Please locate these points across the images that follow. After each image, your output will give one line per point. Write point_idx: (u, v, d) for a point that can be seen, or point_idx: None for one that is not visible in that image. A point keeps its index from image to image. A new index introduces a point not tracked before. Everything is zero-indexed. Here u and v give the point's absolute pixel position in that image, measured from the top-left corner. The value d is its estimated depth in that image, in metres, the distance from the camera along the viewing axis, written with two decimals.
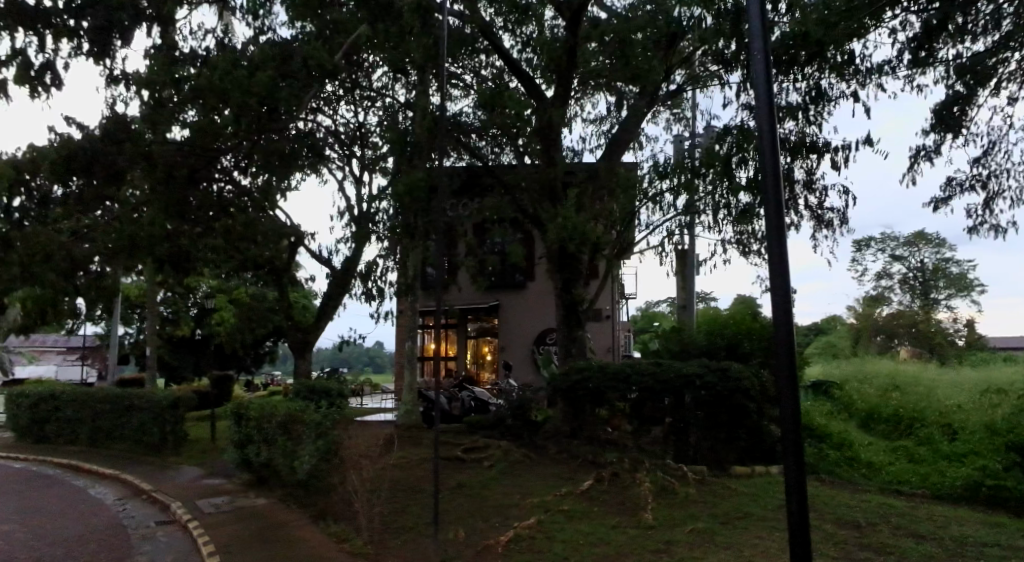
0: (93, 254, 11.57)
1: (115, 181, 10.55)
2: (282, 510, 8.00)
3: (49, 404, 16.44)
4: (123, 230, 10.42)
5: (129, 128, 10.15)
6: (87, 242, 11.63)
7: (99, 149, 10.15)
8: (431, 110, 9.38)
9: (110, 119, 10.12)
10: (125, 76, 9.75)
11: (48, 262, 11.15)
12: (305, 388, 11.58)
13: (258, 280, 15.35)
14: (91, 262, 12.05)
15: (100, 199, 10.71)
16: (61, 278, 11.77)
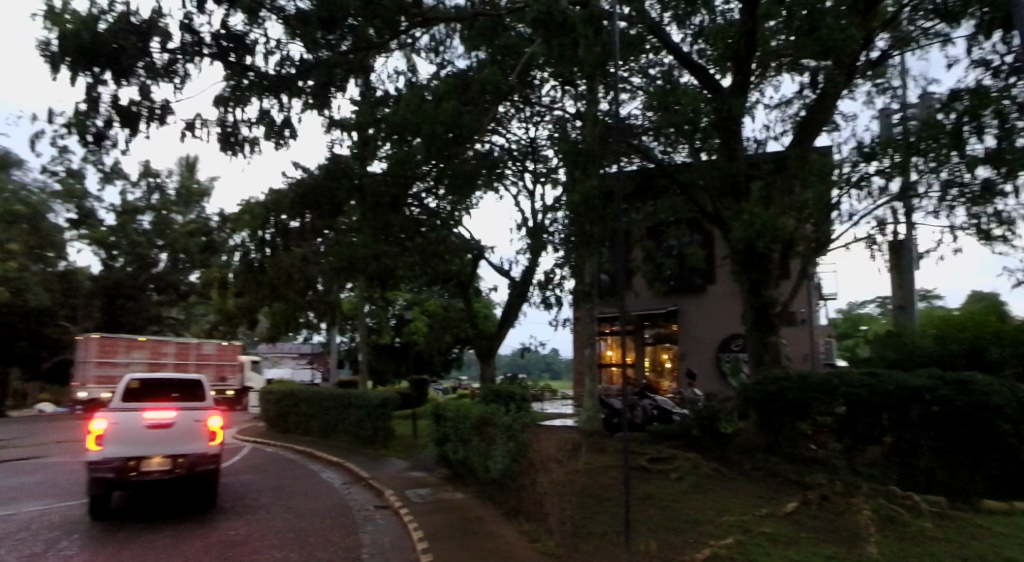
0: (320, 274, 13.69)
1: (335, 211, 12.38)
2: (478, 504, 8.58)
3: (291, 400, 19.77)
4: (342, 253, 12.19)
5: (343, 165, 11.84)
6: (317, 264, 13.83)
7: (322, 186, 12.01)
8: (601, 117, 9.40)
9: (330, 159, 11.91)
10: (339, 122, 11.41)
11: (289, 282, 13.46)
12: (491, 392, 12.32)
13: (447, 292, 16.76)
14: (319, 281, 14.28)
15: (324, 228, 12.65)
16: (298, 295, 14.12)
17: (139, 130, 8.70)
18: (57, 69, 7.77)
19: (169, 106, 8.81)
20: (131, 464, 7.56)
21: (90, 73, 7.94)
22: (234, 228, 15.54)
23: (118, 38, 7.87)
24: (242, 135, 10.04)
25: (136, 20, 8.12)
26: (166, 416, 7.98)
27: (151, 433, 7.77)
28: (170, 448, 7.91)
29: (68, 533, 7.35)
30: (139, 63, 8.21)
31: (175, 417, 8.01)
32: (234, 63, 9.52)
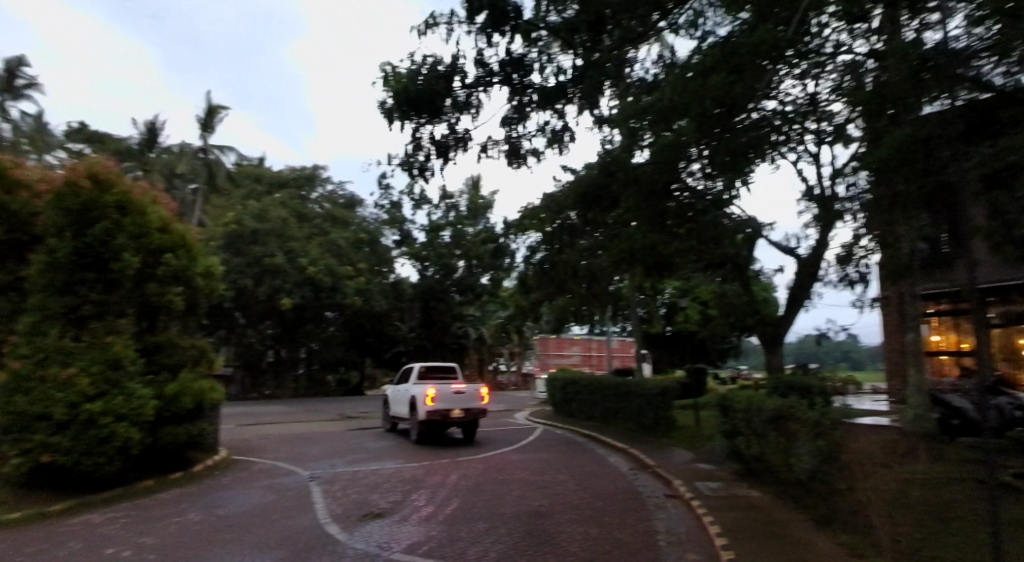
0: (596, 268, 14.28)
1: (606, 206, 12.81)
2: (779, 506, 7.85)
3: (575, 386, 21.17)
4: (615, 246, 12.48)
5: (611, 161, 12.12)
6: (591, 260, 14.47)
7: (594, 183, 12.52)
8: (913, 50, 7.51)
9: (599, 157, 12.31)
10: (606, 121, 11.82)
11: None
12: (782, 383, 11.19)
13: (723, 276, 15.77)
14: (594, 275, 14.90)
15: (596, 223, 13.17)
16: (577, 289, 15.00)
17: (449, 158, 10.36)
18: (394, 120, 9.74)
19: (469, 134, 10.29)
20: (448, 413, 15.06)
21: (414, 119, 9.76)
22: (518, 232, 17.32)
23: (432, 84, 9.49)
24: (525, 147, 11.09)
25: (442, 67, 9.68)
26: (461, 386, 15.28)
27: (456, 395, 15.18)
28: (463, 402, 15.25)
29: (419, 488, 9.21)
30: (447, 101, 9.75)
31: (466, 386, 15.33)
32: (516, 84, 10.56)
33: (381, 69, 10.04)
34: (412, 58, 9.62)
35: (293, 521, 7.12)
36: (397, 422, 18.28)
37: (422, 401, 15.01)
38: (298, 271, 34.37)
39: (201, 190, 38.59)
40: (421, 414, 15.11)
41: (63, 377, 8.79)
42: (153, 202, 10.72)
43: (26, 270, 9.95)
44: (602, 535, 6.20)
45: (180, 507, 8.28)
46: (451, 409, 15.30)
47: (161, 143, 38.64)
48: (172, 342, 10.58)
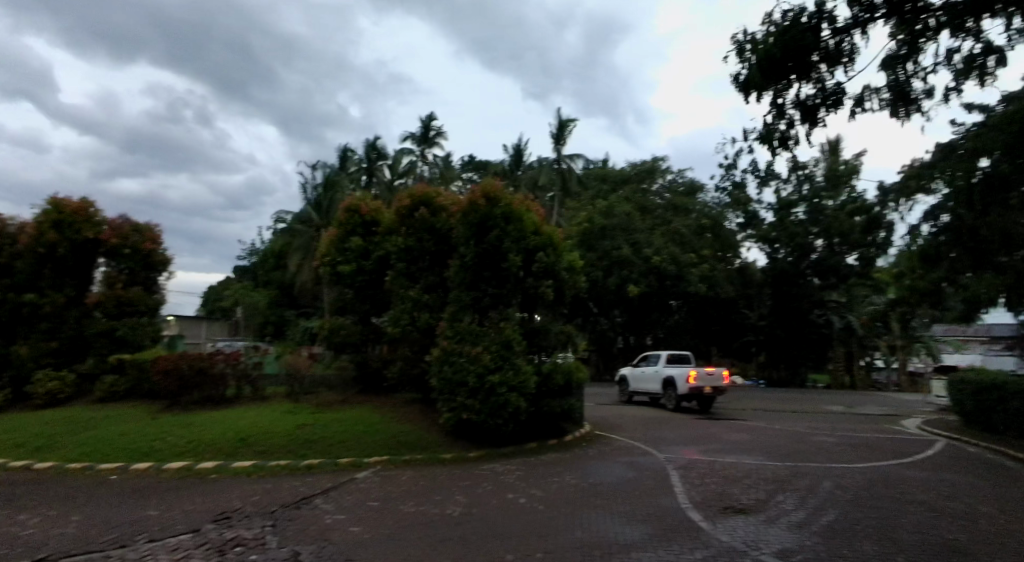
0: None
1: None
2: None
3: (997, 392, 16.12)
4: None
5: None
6: None
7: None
8: None
9: None
10: None
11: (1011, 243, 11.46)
12: None
13: None
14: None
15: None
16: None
17: (817, 120, 9.14)
18: (751, 91, 9.08)
19: (841, 87, 8.87)
20: (704, 389, 19.02)
21: (774, 87, 8.94)
22: (900, 199, 14.08)
23: (797, 39, 8.47)
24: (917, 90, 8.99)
25: (806, 17, 8.54)
26: (711, 369, 19.25)
27: (709, 375, 19.15)
28: (714, 381, 19.12)
29: (786, 490, 8.44)
30: (815, 54, 8.61)
31: (715, 368, 19.24)
32: (910, 12, 8.44)
33: (734, 39, 9.47)
34: (768, 18, 8.78)
35: (657, 500, 7.41)
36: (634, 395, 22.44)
37: (684, 378, 19.12)
38: (643, 261, 35.95)
39: (557, 196, 44.08)
40: (683, 388, 19.18)
41: (474, 353, 11.23)
42: (527, 209, 12.68)
43: (448, 272, 13.10)
44: None
45: (558, 469, 9.60)
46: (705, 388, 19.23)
47: (525, 161, 45.62)
48: (546, 326, 12.35)
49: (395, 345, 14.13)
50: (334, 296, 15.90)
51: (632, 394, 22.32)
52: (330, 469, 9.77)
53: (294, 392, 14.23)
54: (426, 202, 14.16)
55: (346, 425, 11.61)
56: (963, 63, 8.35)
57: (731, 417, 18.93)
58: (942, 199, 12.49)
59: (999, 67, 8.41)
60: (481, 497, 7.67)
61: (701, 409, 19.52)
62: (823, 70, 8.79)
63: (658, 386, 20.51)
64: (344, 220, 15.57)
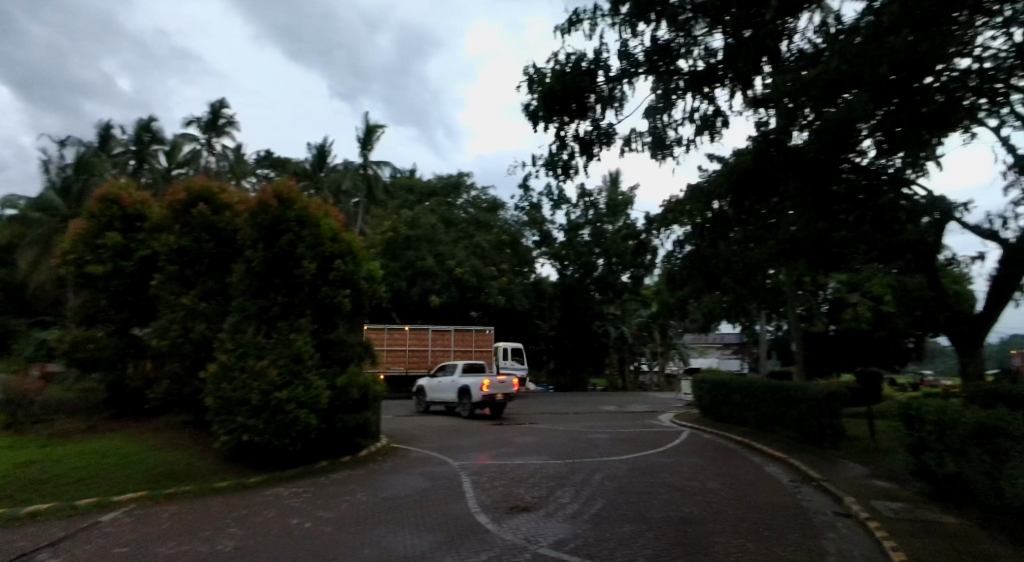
0: (756, 260, 13.69)
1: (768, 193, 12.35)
2: (986, 538, 6.61)
3: (724, 388, 19.91)
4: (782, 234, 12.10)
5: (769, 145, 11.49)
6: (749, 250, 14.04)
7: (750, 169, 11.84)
8: None
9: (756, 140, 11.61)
10: (766, 100, 11.08)
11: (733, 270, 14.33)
12: (987, 391, 9.18)
13: (902, 268, 13.89)
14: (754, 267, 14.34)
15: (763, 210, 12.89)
16: (749, 276, 14.68)
17: (593, 154, 10.35)
18: (538, 121, 9.95)
19: (611, 128, 10.18)
20: (496, 396, 20.13)
21: (558, 119, 9.91)
22: (659, 228, 16.69)
23: (577, 81, 9.55)
24: (668, 139, 10.77)
25: (586, 62, 9.68)
26: (503, 376, 20.47)
27: (502, 383, 20.32)
28: (505, 388, 20.34)
29: (564, 485, 9.29)
30: (592, 96, 9.81)
31: (506, 376, 20.51)
32: (663, 72, 10.13)
33: (525, 73, 10.29)
34: (555, 58, 9.74)
35: (448, 508, 7.54)
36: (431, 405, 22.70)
37: (479, 386, 20.02)
38: (446, 272, 36.74)
39: (362, 202, 42.73)
40: (477, 395, 20.05)
41: (259, 368, 10.26)
42: (325, 214, 12.06)
43: (231, 278, 11.78)
44: (761, 551, 5.75)
45: (350, 487, 9.22)
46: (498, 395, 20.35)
47: (330, 163, 43.47)
48: (342, 338, 11.82)
49: (161, 360, 12.20)
50: (80, 302, 13.16)
51: (429, 404, 22.55)
52: (62, 515, 7.90)
53: (15, 422, 11.39)
54: (207, 198, 12.60)
55: (89, 459, 9.61)
56: (700, 121, 10.20)
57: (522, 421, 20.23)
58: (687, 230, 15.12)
59: (723, 128, 10.44)
60: (260, 525, 6.98)
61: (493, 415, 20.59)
62: (598, 111, 10.01)
63: (454, 395, 21.11)
64: (98, 211, 13.07)
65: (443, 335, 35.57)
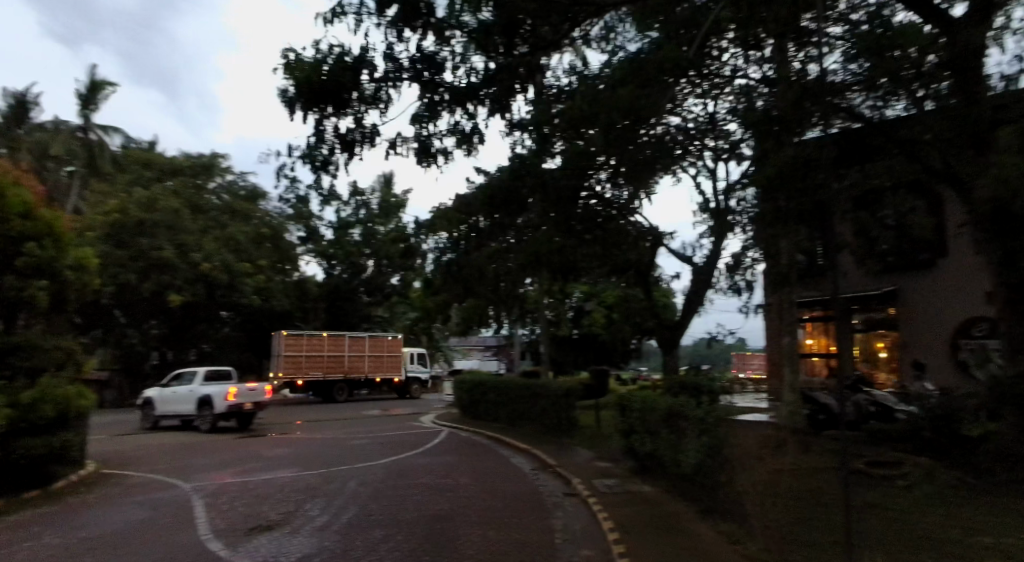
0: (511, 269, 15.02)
1: (518, 211, 13.84)
2: (670, 500, 8.30)
3: (481, 388, 21.27)
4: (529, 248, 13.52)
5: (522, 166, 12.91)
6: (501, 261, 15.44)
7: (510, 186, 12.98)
8: (797, 79, 8.52)
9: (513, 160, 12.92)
10: (522, 125, 12.31)
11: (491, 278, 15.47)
12: (676, 383, 11.54)
13: (624, 282, 16.66)
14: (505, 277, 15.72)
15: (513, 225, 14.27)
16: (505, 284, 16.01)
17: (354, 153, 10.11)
18: (295, 110, 9.39)
19: (375, 129, 10.07)
20: (244, 406, 18.24)
21: (318, 110, 9.49)
22: (427, 234, 17.12)
23: (338, 74, 9.25)
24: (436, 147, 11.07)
25: (350, 58, 9.44)
26: (253, 384, 18.68)
27: (251, 391, 18.50)
28: (256, 396, 18.56)
29: (315, 497, 8.82)
30: (353, 93, 9.62)
31: (257, 383, 18.74)
32: (427, 82, 10.43)
33: (283, 56, 9.67)
34: (317, 46, 9.31)
35: (170, 538, 6.53)
36: (161, 420, 19.50)
37: (224, 395, 17.90)
38: (190, 266, 31.96)
39: (77, 174, 34.67)
40: (221, 406, 17.90)
41: None
42: (14, 184, 9.48)
43: None
44: (500, 537, 6.28)
45: (33, 530, 7.32)
46: (246, 404, 18.46)
47: (27, 119, 34.29)
48: (31, 343, 9.38)
49: None
50: None
51: (158, 418, 19.34)
52: None
53: None
54: None
55: None
56: (460, 134, 10.73)
57: (275, 432, 18.70)
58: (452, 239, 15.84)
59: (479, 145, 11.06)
60: None
61: (240, 427, 18.62)
62: (360, 109, 9.83)
63: (192, 406, 18.49)
64: None
65: (361, 341, 35.61)
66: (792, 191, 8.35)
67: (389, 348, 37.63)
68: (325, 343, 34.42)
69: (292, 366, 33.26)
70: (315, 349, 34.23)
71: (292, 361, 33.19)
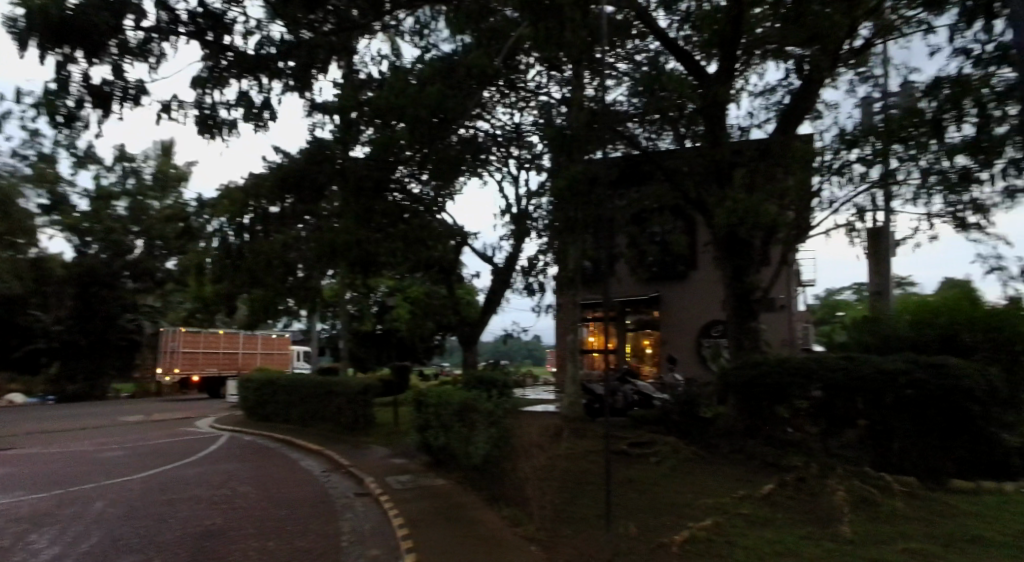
0: (309, 259, 14.08)
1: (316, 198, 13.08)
2: (459, 491, 8.58)
3: (270, 387, 19.55)
4: (325, 238, 12.80)
5: (324, 151, 12.20)
6: (295, 250, 14.39)
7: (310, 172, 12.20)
8: (588, 102, 9.46)
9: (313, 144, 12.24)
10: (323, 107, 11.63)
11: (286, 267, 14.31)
12: (473, 378, 11.97)
13: (429, 278, 16.80)
14: (301, 266, 14.70)
15: (310, 213, 13.39)
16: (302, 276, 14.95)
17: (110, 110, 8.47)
18: (26, 46, 7.55)
19: (142, 85, 8.58)
20: None
21: (60, 51, 7.76)
22: (210, 214, 15.17)
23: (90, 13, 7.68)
24: (221, 118, 9.84)
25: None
26: None
27: None
28: None
29: (37, 525, 7.18)
30: (111, 39, 8.07)
31: None
32: (211, 43, 9.24)
33: None
34: None
35: None
36: None
37: None
38: None
39: None
40: None
41: None
42: None
43: None
44: (278, 547, 5.82)
45: None
46: None
47: None
48: None
49: None
50: None
51: None
52: None
53: None
54: None
55: None
56: (249, 107, 9.71)
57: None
58: (241, 221, 14.27)
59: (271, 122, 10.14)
60: None
61: None
62: (119, 59, 8.28)
63: None
64: None
65: (254, 338, 37.14)
66: (578, 202, 9.33)
67: (285, 346, 40.19)
68: (220, 340, 35.22)
69: (189, 363, 34.02)
70: (209, 346, 34.98)
71: (189, 359, 33.90)
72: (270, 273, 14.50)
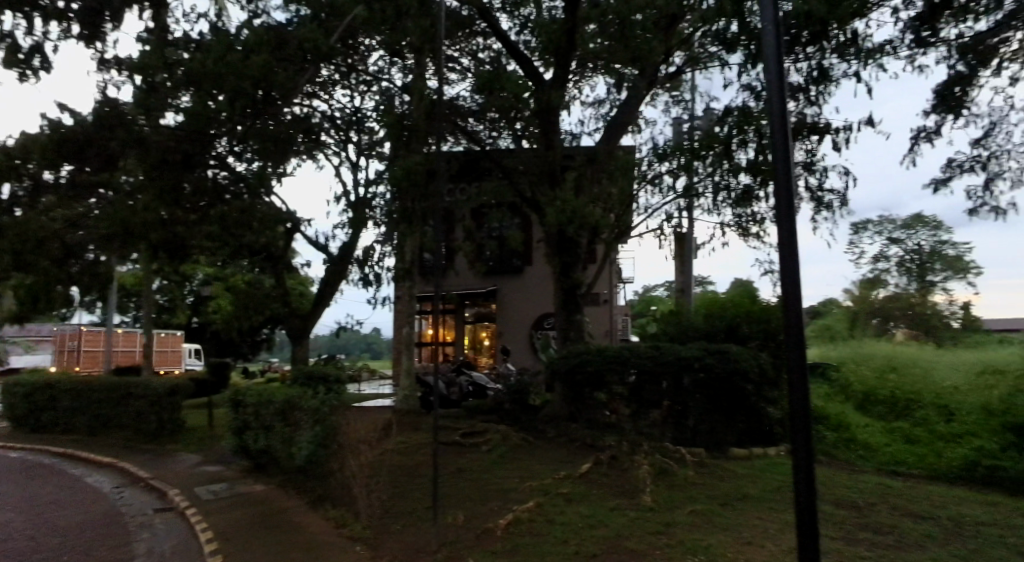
0: (100, 240, 12.01)
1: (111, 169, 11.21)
2: (280, 495, 8.00)
3: (44, 392, 16.33)
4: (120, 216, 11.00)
5: (123, 115, 10.52)
6: (81, 230, 12.19)
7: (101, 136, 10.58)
8: (429, 93, 9.33)
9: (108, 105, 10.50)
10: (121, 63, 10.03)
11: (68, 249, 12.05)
12: (302, 374, 11.21)
13: (254, 266, 15.37)
14: (89, 248, 12.50)
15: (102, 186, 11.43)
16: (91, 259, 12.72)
17: None
18: None
19: None
20: None
21: None
22: None
23: None
24: None
25: None
26: None
27: None
28: None
29: None
30: None
31: None
32: None
33: None
34: None
35: None
36: None
37: None
38: None
39: None
40: None
41: None
42: None
43: None
44: None
45: None
46: None
47: None
48: None
49: None
50: None
51: None
52: None
53: None
54: None
55: None
56: (14, 50, 8.01)
57: None
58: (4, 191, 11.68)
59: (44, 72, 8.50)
60: None
61: None
62: None
63: None
64: None
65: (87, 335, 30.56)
66: (416, 193, 9.26)
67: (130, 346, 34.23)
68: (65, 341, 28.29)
69: None
70: None
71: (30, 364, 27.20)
72: (44, 255, 12.03)
